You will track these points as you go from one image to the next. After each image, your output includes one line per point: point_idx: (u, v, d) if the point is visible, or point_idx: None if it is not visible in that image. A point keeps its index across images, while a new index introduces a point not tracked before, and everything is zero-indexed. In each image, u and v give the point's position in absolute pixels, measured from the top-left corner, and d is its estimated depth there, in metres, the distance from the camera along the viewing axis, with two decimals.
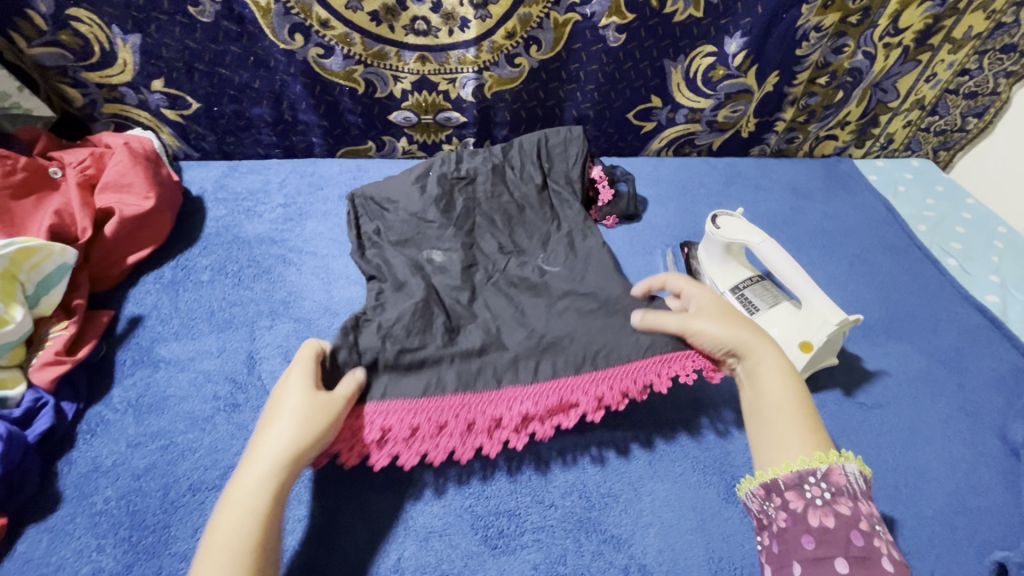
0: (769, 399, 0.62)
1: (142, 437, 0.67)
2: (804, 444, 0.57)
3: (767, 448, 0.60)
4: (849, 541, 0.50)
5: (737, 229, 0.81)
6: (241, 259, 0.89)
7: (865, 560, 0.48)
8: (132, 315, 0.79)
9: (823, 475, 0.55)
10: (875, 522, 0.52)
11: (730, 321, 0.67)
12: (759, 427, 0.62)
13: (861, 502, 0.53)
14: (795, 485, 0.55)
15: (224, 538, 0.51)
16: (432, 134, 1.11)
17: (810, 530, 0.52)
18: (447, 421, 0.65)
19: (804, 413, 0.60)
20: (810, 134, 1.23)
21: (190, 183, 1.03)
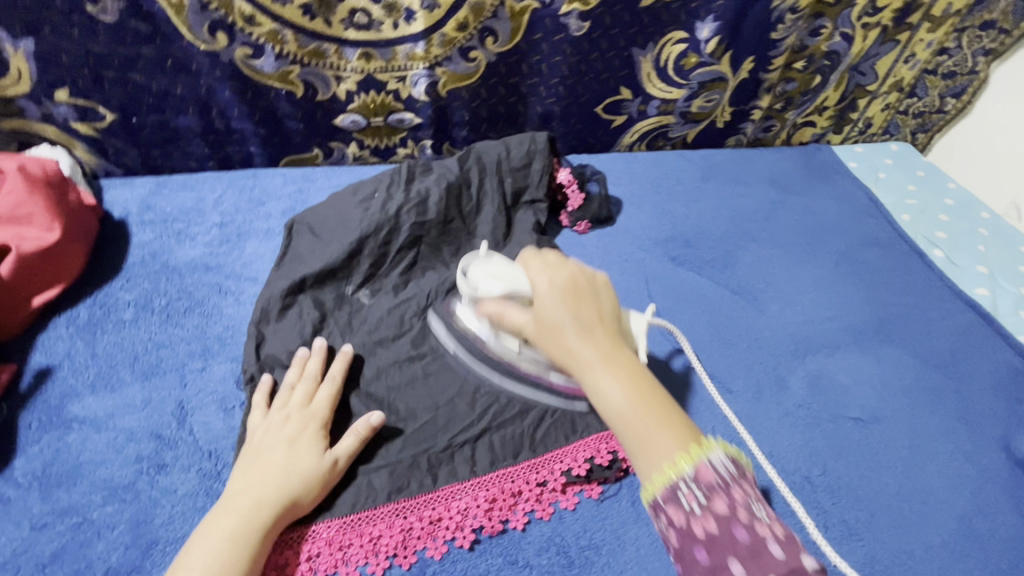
0: (615, 408, 0.50)
1: (50, 517, 0.57)
2: (668, 445, 0.48)
3: (640, 451, 0.49)
4: (731, 539, 0.44)
5: (493, 270, 0.66)
6: (170, 291, 0.79)
7: (765, 563, 0.43)
8: (41, 367, 0.69)
9: (693, 476, 0.47)
10: (754, 505, 0.46)
11: (571, 296, 0.56)
12: (621, 431, 0.50)
13: (734, 486, 0.46)
14: (672, 497, 0.46)
15: (195, 558, 0.50)
16: (384, 137, 1.01)
17: (699, 543, 0.45)
18: (387, 540, 0.58)
19: (664, 406, 0.50)
20: (788, 121, 1.16)
21: (111, 204, 0.91)
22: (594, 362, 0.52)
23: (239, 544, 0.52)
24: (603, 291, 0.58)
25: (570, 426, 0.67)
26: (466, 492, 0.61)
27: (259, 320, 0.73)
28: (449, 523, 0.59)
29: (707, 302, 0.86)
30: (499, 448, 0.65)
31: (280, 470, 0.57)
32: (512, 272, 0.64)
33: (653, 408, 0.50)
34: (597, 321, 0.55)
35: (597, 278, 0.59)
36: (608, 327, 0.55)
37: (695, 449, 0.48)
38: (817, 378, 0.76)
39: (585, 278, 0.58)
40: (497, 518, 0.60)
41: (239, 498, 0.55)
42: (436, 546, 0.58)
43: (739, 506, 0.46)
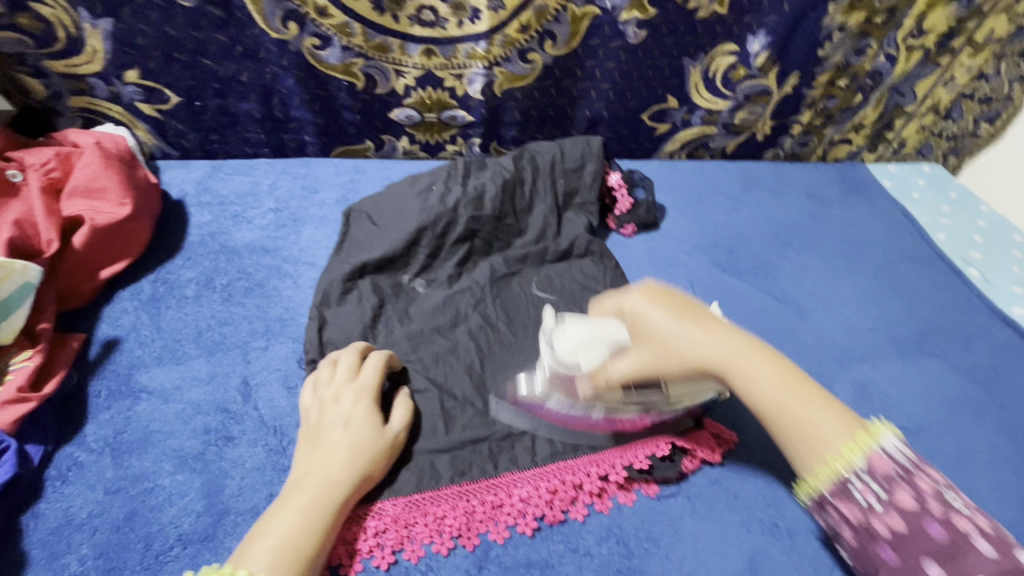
0: (767, 394, 0.54)
1: (123, 482, 0.58)
2: (835, 431, 0.51)
3: (797, 445, 0.53)
4: (923, 534, 0.47)
5: (578, 341, 0.62)
6: (230, 271, 0.81)
7: (964, 563, 0.45)
8: (108, 337, 0.70)
9: (866, 468, 0.49)
10: (946, 495, 0.48)
11: (687, 315, 0.57)
12: (779, 429, 0.53)
13: (914, 476, 0.49)
14: (841, 492, 0.51)
15: (273, 532, 0.50)
16: (435, 133, 1.03)
17: (882, 538, 0.49)
18: (452, 521, 0.59)
19: (811, 396, 0.53)
20: (825, 137, 1.18)
21: (169, 185, 0.93)
22: (726, 352, 0.55)
23: (314, 521, 0.52)
24: (696, 302, 0.61)
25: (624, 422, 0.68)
26: (526, 481, 0.62)
27: (320, 303, 0.75)
28: (512, 509, 0.60)
29: (753, 308, 0.87)
30: (556, 440, 0.66)
31: (348, 450, 0.57)
32: (601, 340, 0.61)
33: (789, 403, 0.53)
34: (686, 310, 0.58)
35: (690, 297, 0.61)
36: (693, 312, 0.58)
37: (869, 432, 0.51)
38: (864, 386, 0.78)
39: (676, 291, 0.61)
40: (558, 508, 0.61)
41: (308, 480, 0.55)
42: (499, 531, 0.59)
43: (927, 495, 0.48)
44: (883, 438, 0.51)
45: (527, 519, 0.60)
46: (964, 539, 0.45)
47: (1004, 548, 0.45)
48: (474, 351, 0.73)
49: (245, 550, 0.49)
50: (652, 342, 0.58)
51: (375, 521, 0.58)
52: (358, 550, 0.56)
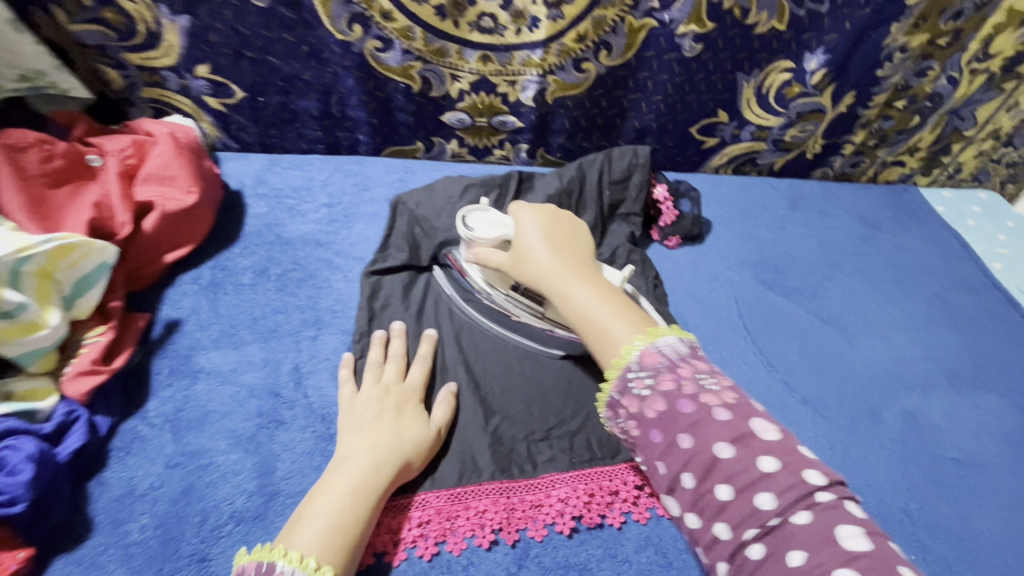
0: (581, 306, 0.59)
1: (181, 457, 0.61)
2: (624, 330, 0.56)
3: (600, 346, 0.57)
4: (680, 413, 0.50)
5: (488, 220, 0.71)
6: (284, 261, 0.84)
7: (704, 431, 0.49)
8: (169, 318, 0.73)
9: (638, 362, 0.53)
10: (703, 380, 0.52)
11: (550, 242, 0.66)
12: (585, 334, 0.59)
13: (679, 365, 0.52)
14: (625, 389, 0.53)
15: (320, 514, 0.51)
16: (485, 138, 1.04)
17: (652, 423, 0.51)
18: (492, 517, 0.60)
19: (626, 307, 0.59)
20: (878, 159, 1.15)
21: (229, 175, 0.97)
22: (560, 272, 0.62)
23: (360, 501, 0.53)
24: (578, 236, 0.70)
25: None
26: (565, 483, 0.63)
27: (369, 297, 0.76)
28: (552, 509, 0.61)
29: (797, 328, 0.86)
30: (595, 447, 0.66)
31: (392, 441, 0.59)
32: (502, 228, 0.70)
33: (603, 309, 0.58)
34: (565, 245, 0.67)
35: (576, 225, 0.71)
36: (576, 252, 0.66)
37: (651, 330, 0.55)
38: (913, 416, 0.77)
39: (562, 218, 0.71)
40: (597, 513, 0.61)
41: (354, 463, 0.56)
42: (537, 530, 0.60)
43: (686, 380, 0.52)
44: (663, 339, 0.54)
45: (566, 520, 0.60)
46: (749, 428, 0.49)
47: (794, 463, 0.47)
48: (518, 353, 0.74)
49: (294, 530, 0.50)
50: (514, 251, 0.67)
51: (419, 510, 0.59)
52: (403, 538, 0.57)
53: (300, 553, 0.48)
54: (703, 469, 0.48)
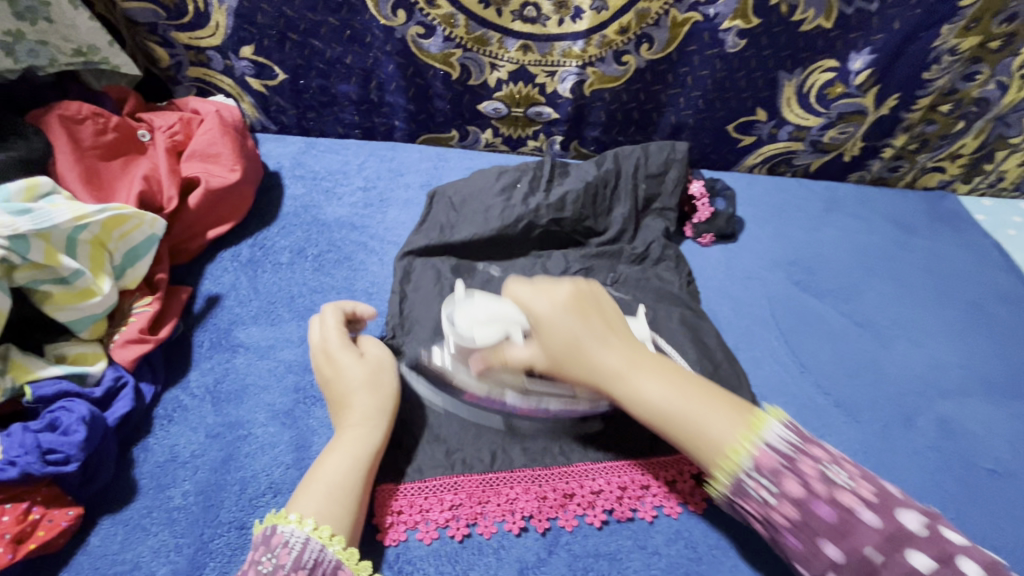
0: (657, 405, 0.52)
1: (221, 428, 0.62)
2: (728, 423, 0.50)
3: (693, 448, 0.51)
4: (814, 517, 0.47)
5: (480, 316, 0.62)
6: (321, 242, 0.85)
7: (855, 539, 0.45)
8: (210, 293, 0.75)
9: (754, 463, 0.48)
10: (830, 471, 0.48)
11: (580, 309, 0.55)
12: (672, 434, 0.52)
13: (799, 457, 0.48)
14: (740, 487, 0.49)
15: (321, 474, 0.53)
16: (520, 128, 1.04)
17: (785, 528, 0.48)
18: (523, 503, 0.60)
19: (710, 398, 0.52)
20: (918, 164, 1.12)
21: (267, 156, 0.98)
22: (620, 369, 0.53)
23: (359, 459, 0.55)
24: (609, 305, 0.57)
25: None
26: (598, 475, 0.63)
27: (402, 279, 0.78)
28: (582, 499, 0.61)
29: (832, 331, 0.85)
30: (630, 442, 0.65)
31: (375, 401, 0.58)
32: (501, 318, 0.61)
33: (686, 410, 0.51)
34: (612, 330, 0.55)
35: (601, 290, 0.58)
36: (621, 332, 0.55)
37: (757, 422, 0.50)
38: (949, 425, 0.76)
39: (590, 293, 0.57)
40: (628, 505, 0.61)
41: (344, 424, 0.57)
42: (568, 520, 0.60)
43: (811, 475, 0.47)
44: (769, 429, 0.49)
45: (597, 512, 0.60)
46: (837, 490, 0.47)
47: (886, 505, 0.46)
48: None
49: (298, 493, 0.52)
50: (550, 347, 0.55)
51: (451, 493, 0.60)
52: (435, 519, 0.58)
53: (304, 514, 0.50)
54: (850, 565, 0.45)
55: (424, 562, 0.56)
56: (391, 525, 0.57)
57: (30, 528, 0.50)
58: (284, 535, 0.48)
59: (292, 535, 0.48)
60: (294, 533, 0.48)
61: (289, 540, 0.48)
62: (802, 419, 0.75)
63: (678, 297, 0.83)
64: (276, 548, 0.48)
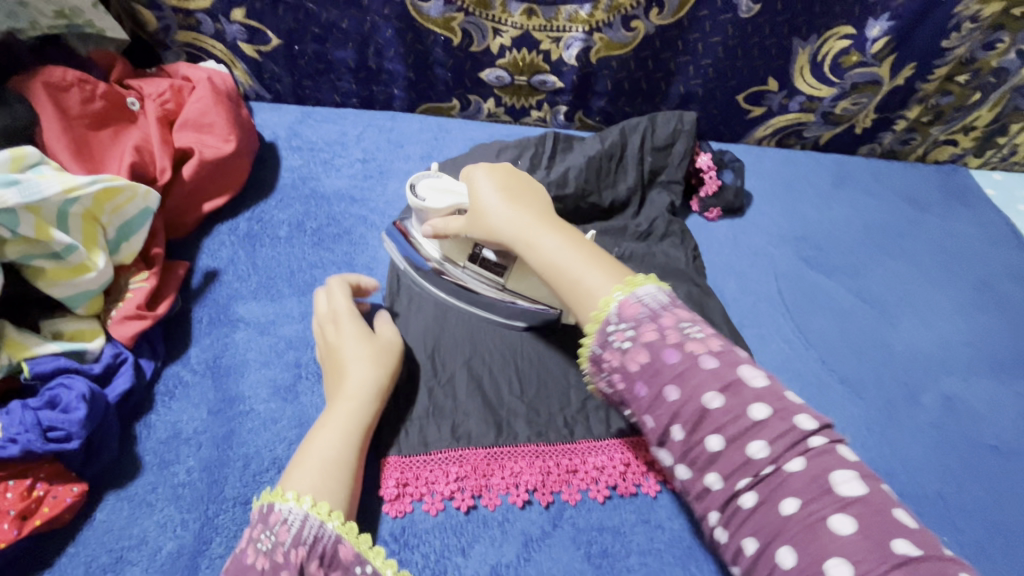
0: (546, 257, 0.55)
1: (222, 403, 0.61)
2: (600, 281, 0.51)
3: (574, 301, 0.52)
4: (668, 366, 0.46)
5: (440, 186, 0.64)
6: (320, 216, 0.83)
7: (690, 380, 0.45)
8: (208, 268, 0.73)
9: (618, 315, 0.49)
10: (688, 325, 0.48)
11: (506, 189, 0.60)
12: (562, 291, 0.54)
13: (660, 315, 0.48)
14: (606, 343, 0.49)
15: (315, 453, 0.52)
16: (523, 98, 1.01)
17: (637, 375, 0.47)
18: (528, 477, 0.60)
19: (603, 258, 0.54)
20: (930, 136, 1.09)
21: (262, 126, 0.95)
22: (527, 223, 0.56)
23: (350, 434, 0.55)
24: (537, 187, 0.62)
25: None
26: (602, 451, 0.63)
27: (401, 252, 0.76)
28: (588, 472, 0.61)
29: (837, 308, 0.84)
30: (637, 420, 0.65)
31: (370, 375, 0.58)
32: (451, 191, 0.63)
33: (577, 253, 0.54)
34: (530, 206, 0.59)
35: (536, 181, 0.63)
36: (546, 213, 0.58)
37: (630, 280, 0.50)
38: (952, 401, 0.76)
39: (521, 175, 0.62)
40: (633, 480, 0.61)
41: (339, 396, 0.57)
42: (573, 493, 0.60)
43: (670, 329, 0.47)
44: (641, 288, 0.50)
45: (603, 486, 0.60)
46: (737, 376, 0.44)
47: (785, 410, 0.43)
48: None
49: (291, 471, 0.51)
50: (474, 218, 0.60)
51: (458, 465, 0.60)
52: (440, 491, 0.58)
53: (299, 493, 0.49)
54: (731, 456, 0.43)
55: (429, 536, 0.56)
56: (397, 496, 0.57)
57: (34, 506, 0.50)
58: (281, 513, 0.48)
59: (289, 514, 0.48)
60: (293, 511, 0.48)
61: (287, 518, 0.48)
62: (805, 396, 0.74)
63: (684, 272, 0.82)
64: (275, 526, 0.47)
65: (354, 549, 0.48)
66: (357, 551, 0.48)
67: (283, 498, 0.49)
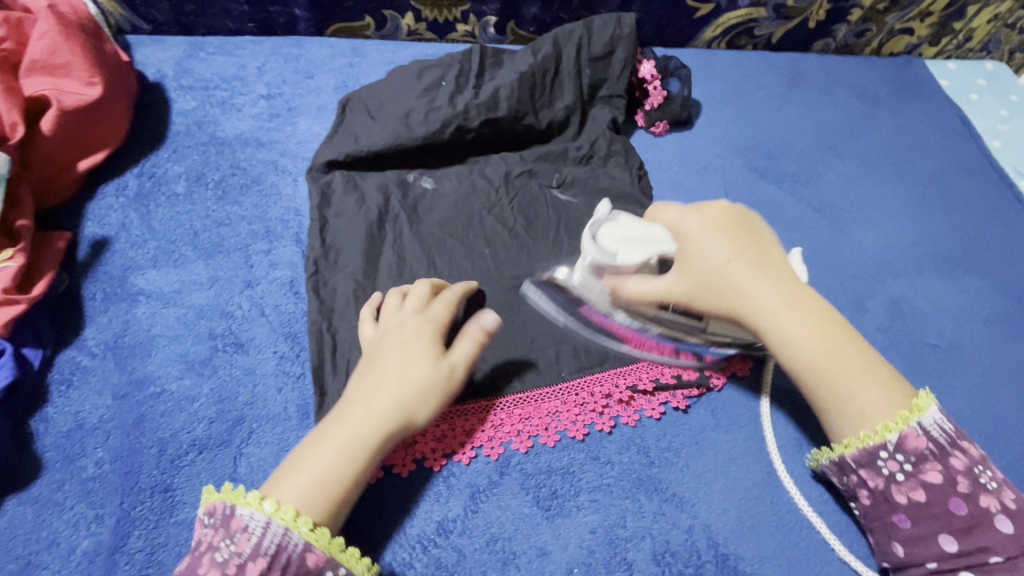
0: (810, 351, 0.50)
1: (129, 387, 0.56)
2: (876, 395, 0.50)
3: (839, 414, 0.51)
4: (949, 514, 0.47)
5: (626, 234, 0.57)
6: (222, 165, 0.73)
7: (979, 536, 0.46)
8: (96, 237, 0.65)
9: (897, 444, 0.49)
10: (976, 472, 0.48)
11: (746, 255, 0.52)
12: (805, 382, 0.51)
13: (948, 454, 0.48)
14: (869, 463, 0.50)
15: (307, 468, 0.48)
16: (444, 10, 0.89)
17: (901, 507, 0.49)
18: (476, 430, 0.58)
19: (851, 343, 0.51)
20: (886, 26, 1.02)
21: (144, 65, 0.82)
22: (774, 299, 0.51)
23: (354, 449, 0.49)
24: (755, 229, 0.54)
25: None
26: (555, 396, 0.61)
27: (320, 203, 0.69)
28: (540, 418, 0.59)
29: (788, 219, 0.81)
30: (585, 354, 0.63)
31: (407, 380, 0.52)
32: (649, 242, 0.56)
33: (834, 354, 0.50)
34: (756, 251, 0.52)
35: (758, 222, 0.55)
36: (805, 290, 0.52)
37: (918, 402, 0.49)
38: (899, 303, 0.75)
39: (745, 215, 0.55)
40: (585, 423, 0.60)
41: (351, 403, 0.51)
42: (522, 444, 0.58)
43: (959, 474, 0.48)
44: (927, 412, 0.49)
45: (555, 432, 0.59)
46: None
47: None
48: (487, 252, 0.70)
49: (278, 482, 0.48)
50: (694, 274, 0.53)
51: None
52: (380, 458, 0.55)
53: (279, 509, 0.46)
54: (961, 558, 0.46)
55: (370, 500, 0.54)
56: None
57: None
58: (243, 519, 0.46)
59: (249, 522, 0.45)
60: (253, 517, 0.45)
61: (249, 525, 0.45)
62: None
63: (629, 195, 0.76)
64: (235, 534, 0.45)
65: (325, 555, 0.46)
66: (328, 555, 0.46)
67: (244, 501, 0.46)
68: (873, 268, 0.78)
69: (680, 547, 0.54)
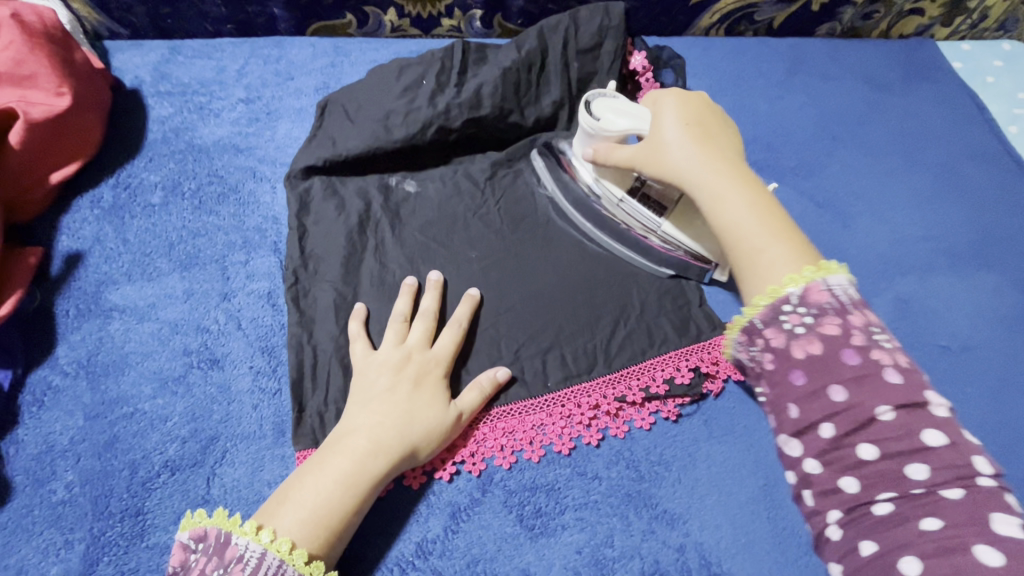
0: (735, 216, 0.49)
1: (101, 407, 0.55)
2: (782, 257, 0.46)
3: (749, 274, 0.48)
4: (839, 363, 0.42)
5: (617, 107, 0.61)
6: (199, 173, 0.71)
7: (873, 390, 0.41)
8: (69, 251, 0.63)
9: (801, 297, 0.44)
10: (873, 330, 0.43)
11: (700, 129, 0.55)
12: (734, 252, 0.49)
13: (849, 312, 0.44)
14: (773, 320, 0.44)
15: (306, 498, 0.48)
16: (428, 5, 0.86)
17: (797, 362, 0.43)
18: (458, 445, 0.56)
19: (780, 219, 0.49)
20: (895, 6, 0.97)
21: (121, 71, 0.80)
22: (710, 169, 0.52)
23: (354, 482, 0.49)
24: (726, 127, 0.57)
25: (648, 343, 0.61)
26: (539, 409, 0.58)
27: (298, 211, 0.67)
28: (523, 432, 0.57)
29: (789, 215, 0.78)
30: (572, 363, 0.60)
31: (410, 412, 0.53)
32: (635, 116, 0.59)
33: (759, 212, 0.48)
34: (707, 133, 0.55)
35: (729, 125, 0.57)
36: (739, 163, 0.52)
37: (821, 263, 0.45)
38: (906, 302, 0.72)
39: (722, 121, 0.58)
40: (571, 436, 0.57)
41: (353, 430, 0.51)
42: (505, 460, 0.56)
43: (854, 329, 0.43)
44: (831, 275, 0.44)
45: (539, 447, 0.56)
46: (932, 408, 0.40)
47: (917, 380, 0.42)
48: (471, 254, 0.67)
49: (275, 508, 0.48)
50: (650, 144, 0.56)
51: None
52: None
53: (274, 539, 0.46)
54: (849, 416, 0.41)
55: None
56: None
57: None
58: (239, 548, 0.46)
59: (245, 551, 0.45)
60: (249, 547, 0.45)
61: (244, 554, 0.45)
62: None
63: None
64: (230, 563, 0.45)
65: None
66: None
67: (241, 529, 0.46)
68: (879, 264, 0.75)
69: (670, 568, 0.52)
